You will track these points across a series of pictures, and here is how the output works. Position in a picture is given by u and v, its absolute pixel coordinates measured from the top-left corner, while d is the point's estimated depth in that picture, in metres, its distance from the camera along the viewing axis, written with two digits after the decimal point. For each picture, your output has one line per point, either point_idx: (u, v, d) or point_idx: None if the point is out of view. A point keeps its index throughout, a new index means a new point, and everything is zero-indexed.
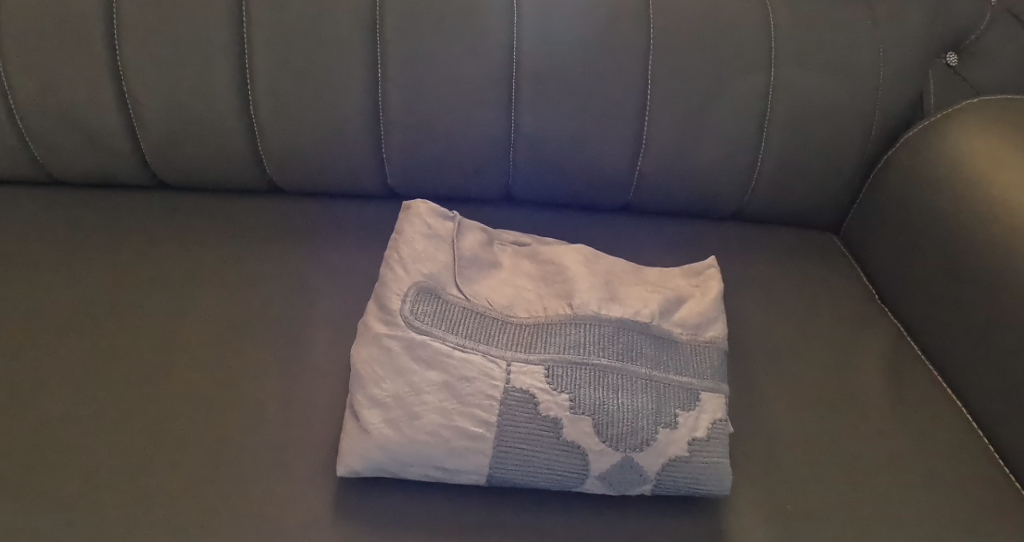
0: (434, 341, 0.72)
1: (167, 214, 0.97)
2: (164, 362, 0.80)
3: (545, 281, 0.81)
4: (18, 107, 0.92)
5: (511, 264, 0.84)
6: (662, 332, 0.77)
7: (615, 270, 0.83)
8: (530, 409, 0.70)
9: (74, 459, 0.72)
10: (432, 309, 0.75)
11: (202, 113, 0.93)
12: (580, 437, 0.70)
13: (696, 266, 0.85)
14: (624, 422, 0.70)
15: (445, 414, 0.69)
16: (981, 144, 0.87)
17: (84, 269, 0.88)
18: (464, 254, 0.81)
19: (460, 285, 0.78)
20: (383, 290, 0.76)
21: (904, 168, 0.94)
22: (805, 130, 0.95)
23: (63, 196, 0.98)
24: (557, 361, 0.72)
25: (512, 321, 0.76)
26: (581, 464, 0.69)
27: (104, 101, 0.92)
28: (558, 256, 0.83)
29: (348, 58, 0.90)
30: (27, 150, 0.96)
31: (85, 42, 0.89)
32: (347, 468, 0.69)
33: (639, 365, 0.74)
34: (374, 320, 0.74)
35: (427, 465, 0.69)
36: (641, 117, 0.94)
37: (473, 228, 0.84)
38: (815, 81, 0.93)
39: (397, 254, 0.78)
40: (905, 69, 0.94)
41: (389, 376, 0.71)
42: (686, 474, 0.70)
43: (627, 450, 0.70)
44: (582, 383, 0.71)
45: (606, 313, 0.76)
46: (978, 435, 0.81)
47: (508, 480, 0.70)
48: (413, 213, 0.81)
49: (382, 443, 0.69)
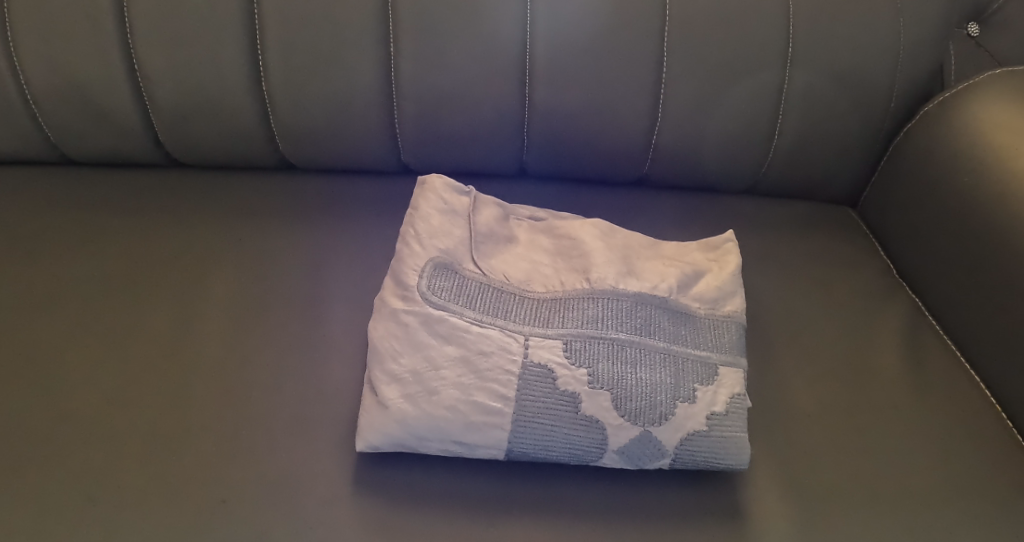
0: (451, 317, 0.72)
1: (179, 193, 0.97)
2: (180, 341, 0.80)
3: (562, 255, 0.80)
4: (29, 86, 0.92)
5: (527, 238, 0.83)
6: (680, 306, 0.76)
7: (631, 245, 0.82)
8: (548, 383, 0.70)
9: (93, 440, 0.72)
10: (449, 284, 0.74)
11: (214, 91, 0.92)
12: (598, 412, 0.70)
13: (714, 240, 0.83)
14: (643, 397, 0.70)
15: (464, 389, 0.70)
16: (1003, 116, 0.85)
17: (98, 249, 0.89)
18: (479, 229, 0.80)
19: (477, 260, 0.77)
20: (399, 266, 0.75)
21: (925, 140, 0.92)
22: (823, 103, 0.94)
23: (76, 176, 0.99)
24: (575, 335, 0.72)
25: (529, 296, 0.75)
26: (599, 439, 0.69)
27: (115, 79, 0.92)
28: (574, 230, 0.82)
29: (360, 34, 0.89)
30: (40, 130, 0.96)
31: (97, 20, 0.89)
32: (365, 443, 0.69)
33: (657, 339, 0.73)
34: (390, 296, 0.74)
35: (446, 440, 0.69)
36: (657, 91, 0.93)
37: (489, 202, 0.83)
38: (834, 52, 0.92)
39: (412, 229, 0.77)
40: (926, 40, 0.92)
41: (407, 351, 0.71)
42: (704, 448, 0.70)
43: (645, 425, 0.70)
44: (600, 357, 0.71)
45: (624, 287, 0.76)
46: (997, 411, 0.80)
47: (526, 454, 0.70)
48: (428, 188, 0.80)
49: (400, 419, 0.69)
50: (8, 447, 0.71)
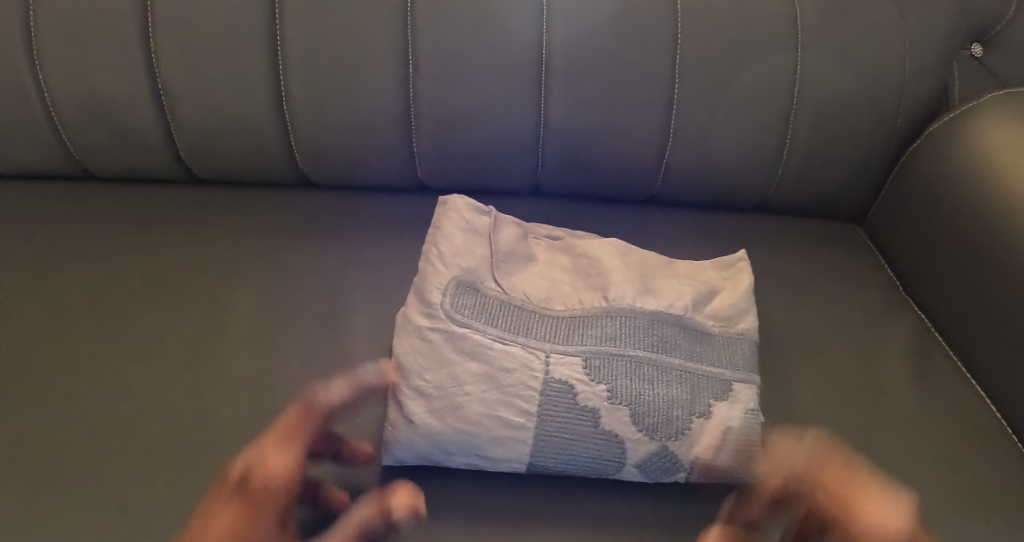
0: (475, 333, 0.73)
1: (200, 209, 0.99)
2: (205, 355, 0.82)
3: (580, 275, 0.83)
4: (55, 103, 0.94)
5: (546, 257, 0.86)
6: (695, 323, 0.78)
7: (646, 265, 0.85)
8: (569, 399, 0.72)
9: (121, 452, 0.74)
10: (471, 302, 0.76)
11: (237, 110, 0.95)
12: (617, 426, 0.71)
13: (727, 259, 0.86)
14: (660, 412, 0.72)
15: (487, 404, 0.71)
16: (1006, 138, 0.87)
17: (123, 264, 0.91)
18: (501, 248, 0.82)
19: (499, 279, 0.80)
20: (422, 283, 0.77)
21: (930, 160, 0.95)
22: (830, 123, 0.96)
23: (99, 191, 1.01)
24: (594, 352, 0.74)
25: (549, 314, 0.77)
26: (618, 453, 0.71)
27: (139, 98, 0.94)
28: (592, 250, 0.85)
29: (379, 54, 0.92)
30: (64, 146, 0.98)
31: (122, 40, 0.91)
32: (392, 457, 0.72)
33: (673, 356, 0.75)
34: (413, 313, 0.75)
35: (470, 453, 0.71)
36: (669, 111, 0.95)
37: (508, 222, 0.86)
38: (840, 74, 0.94)
39: (435, 248, 0.79)
40: (931, 62, 0.95)
41: (431, 368, 0.72)
42: (719, 462, 0.73)
43: (663, 439, 0.72)
44: (618, 374, 0.73)
45: (641, 305, 0.78)
46: (1001, 424, 0.82)
47: (547, 467, 0.72)
48: (450, 208, 0.82)
49: (426, 433, 0.71)
50: (39, 457, 0.73)
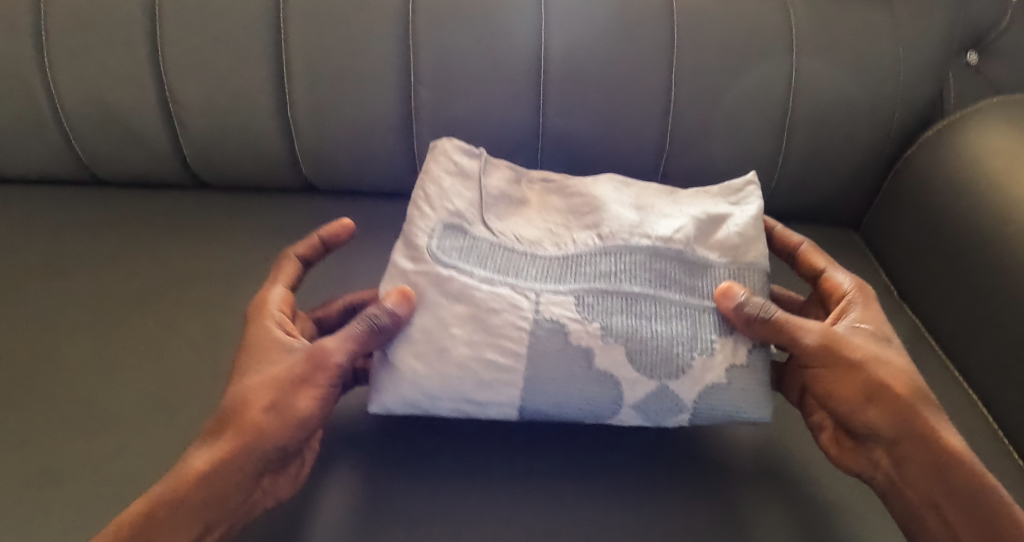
0: (460, 275, 0.73)
1: (207, 214, 1.02)
2: (215, 356, 0.85)
3: (572, 213, 0.80)
4: (66, 112, 0.97)
5: (538, 199, 0.82)
6: (697, 256, 0.76)
7: (644, 197, 0.82)
8: (560, 338, 0.71)
9: (136, 452, 0.77)
10: (459, 246, 0.75)
11: (243, 118, 0.97)
12: (611, 365, 0.71)
13: (735, 183, 0.82)
14: (656, 349, 0.72)
15: (474, 346, 0.71)
16: (999, 147, 0.89)
17: (132, 268, 0.94)
18: (491, 191, 0.80)
19: (488, 221, 0.78)
20: (409, 227, 0.76)
21: (924, 166, 0.96)
22: (825, 129, 0.98)
23: (110, 197, 1.04)
24: (586, 290, 0.73)
25: (540, 256, 0.76)
26: (614, 394, 0.71)
27: (147, 106, 0.97)
28: (586, 187, 0.82)
29: (382, 64, 0.94)
30: (77, 153, 1.01)
31: (130, 51, 0.94)
32: (379, 405, 0.72)
33: (672, 292, 0.74)
34: (399, 257, 0.74)
35: (459, 399, 0.71)
36: (665, 116, 0.97)
37: (500, 165, 0.83)
38: (833, 80, 0.96)
39: (423, 191, 0.77)
40: (926, 69, 0.97)
41: (419, 309, 0.72)
42: (724, 404, 0.72)
43: (660, 378, 0.71)
44: (613, 310, 0.73)
45: (637, 241, 0.76)
46: (994, 430, 0.84)
47: (541, 411, 0.71)
48: (440, 152, 0.80)
49: (412, 379, 0.70)
50: (59, 455, 0.77)
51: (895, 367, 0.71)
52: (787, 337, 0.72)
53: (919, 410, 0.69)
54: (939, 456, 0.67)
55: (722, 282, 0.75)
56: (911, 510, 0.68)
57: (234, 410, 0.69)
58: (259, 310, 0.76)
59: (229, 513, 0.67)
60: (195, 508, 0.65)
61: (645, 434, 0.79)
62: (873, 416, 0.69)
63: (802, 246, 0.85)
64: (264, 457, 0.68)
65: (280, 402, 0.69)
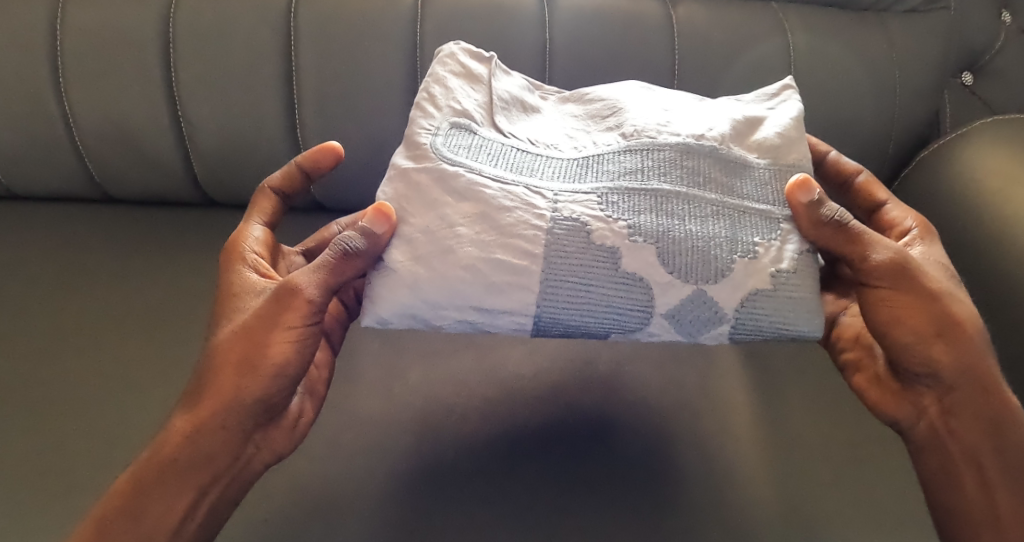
0: (470, 171, 0.67)
1: (216, 232, 1.03)
2: None
3: (592, 118, 0.74)
4: (79, 132, 0.99)
5: (553, 109, 0.76)
6: (734, 154, 0.70)
7: (668, 100, 0.75)
8: (583, 237, 0.66)
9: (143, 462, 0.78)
10: (468, 142, 0.69)
11: (252, 135, 0.98)
12: (641, 268, 0.66)
13: (773, 89, 0.76)
14: (693, 249, 0.66)
15: (484, 246, 0.65)
16: (995, 165, 0.90)
17: (138, 285, 0.95)
18: (501, 93, 0.73)
19: (500, 123, 0.71)
20: (411, 127, 0.69)
21: (923, 184, 0.97)
22: (828, 147, 0.99)
23: (119, 214, 1.05)
24: (611, 188, 0.67)
25: (557, 158, 0.70)
26: (645, 299, 0.66)
27: (159, 126, 0.98)
28: (606, 92, 0.75)
29: (389, 83, 0.96)
30: (88, 172, 1.02)
31: (145, 72, 0.96)
32: (374, 317, 0.65)
33: (707, 191, 0.68)
34: (400, 158, 0.69)
35: (465, 305, 0.65)
36: None
37: (510, 73, 0.77)
38: (834, 101, 0.97)
39: (428, 92, 0.71)
40: (921, 92, 0.99)
41: (419, 211, 0.66)
42: (769, 313, 0.66)
43: (697, 281, 0.66)
44: (641, 209, 0.67)
45: (664, 138, 0.70)
46: None
47: (557, 322, 0.66)
48: (449, 56, 0.74)
49: (412, 283, 0.64)
50: (73, 468, 0.78)
51: (964, 306, 0.70)
52: (857, 252, 0.70)
53: (981, 352, 0.69)
54: (991, 407, 0.69)
55: (794, 176, 0.70)
56: (947, 460, 0.70)
57: (211, 366, 0.69)
58: (232, 253, 0.77)
59: (226, 471, 0.69)
60: (186, 470, 0.67)
61: (645, 448, 0.81)
62: (936, 352, 0.69)
63: (860, 175, 0.84)
64: (240, 408, 0.68)
65: (251, 346, 0.68)
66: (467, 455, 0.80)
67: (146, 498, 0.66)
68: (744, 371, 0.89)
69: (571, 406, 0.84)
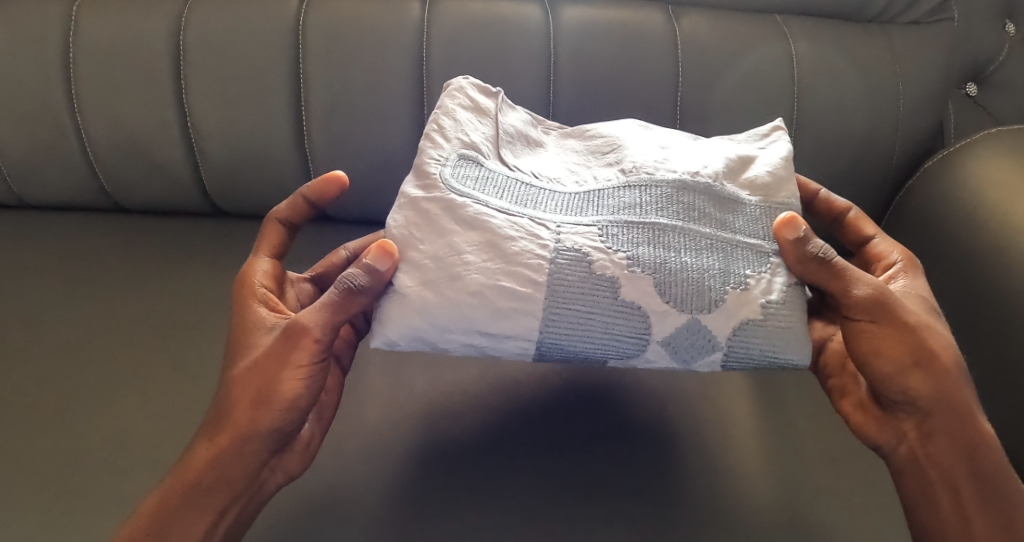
0: (476, 203, 0.68)
1: (225, 241, 1.04)
2: None
3: (593, 154, 0.76)
4: (91, 143, 1.00)
5: (556, 144, 0.78)
6: (727, 192, 0.72)
7: (666, 138, 0.77)
8: (584, 267, 0.67)
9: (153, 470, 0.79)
10: (475, 175, 0.70)
11: (261, 149, 1.00)
12: (640, 297, 0.67)
13: (763, 129, 0.78)
14: (690, 282, 0.67)
15: (490, 274, 0.66)
16: (997, 178, 0.90)
17: (148, 293, 0.96)
18: (507, 128, 0.75)
19: (504, 157, 0.73)
20: (421, 158, 0.70)
21: (925, 197, 0.97)
22: (830, 161, 0.99)
23: (130, 223, 1.07)
24: (612, 221, 0.69)
25: (560, 192, 0.71)
26: (642, 327, 0.67)
27: (169, 137, 1.00)
28: (606, 130, 0.77)
29: (396, 96, 0.97)
30: (99, 182, 1.04)
31: (155, 84, 0.98)
32: (382, 338, 0.66)
33: (702, 225, 0.70)
34: (409, 186, 0.69)
35: (471, 330, 0.66)
36: None
37: (514, 108, 0.79)
38: (837, 114, 0.98)
39: (437, 125, 0.72)
40: (926, 104, 0.99)
41: (428, 238, 0.67)
42: (762, 341, 0.67)
43: (693, 311, 0.67)
44: (640, 241, 0.68)
45: (663, 174, 0.71)
46: None
47: (559, 347, 0.67)
48: (457, 90, 0.75)
49: (421, 307, 0.65)
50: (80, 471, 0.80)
51: (944, 340, 0.71)
52: (840, 287, 0.70)
53: (959, 382, 0.70)
54: (967, 438, 0.69)
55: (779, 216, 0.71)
56: (925, 488, 0.70)
57: (230, 395, 0.71)
58: (244, 287, 0.78)
59: (241, 495, 0.70)
60: (206, 493, 0.69)
61: (646, 458, 0.82)
62: (914, 381, 0.69)
63: (850, 212, 0.85)
64: (258, 435, 0.70)
65: (266, 377, 0.70)
66: (470, 464, 0.81)
67: (169, 520, 0.68)
68: (747, 382, 0.90)
69: (574, 416, 0.85)
